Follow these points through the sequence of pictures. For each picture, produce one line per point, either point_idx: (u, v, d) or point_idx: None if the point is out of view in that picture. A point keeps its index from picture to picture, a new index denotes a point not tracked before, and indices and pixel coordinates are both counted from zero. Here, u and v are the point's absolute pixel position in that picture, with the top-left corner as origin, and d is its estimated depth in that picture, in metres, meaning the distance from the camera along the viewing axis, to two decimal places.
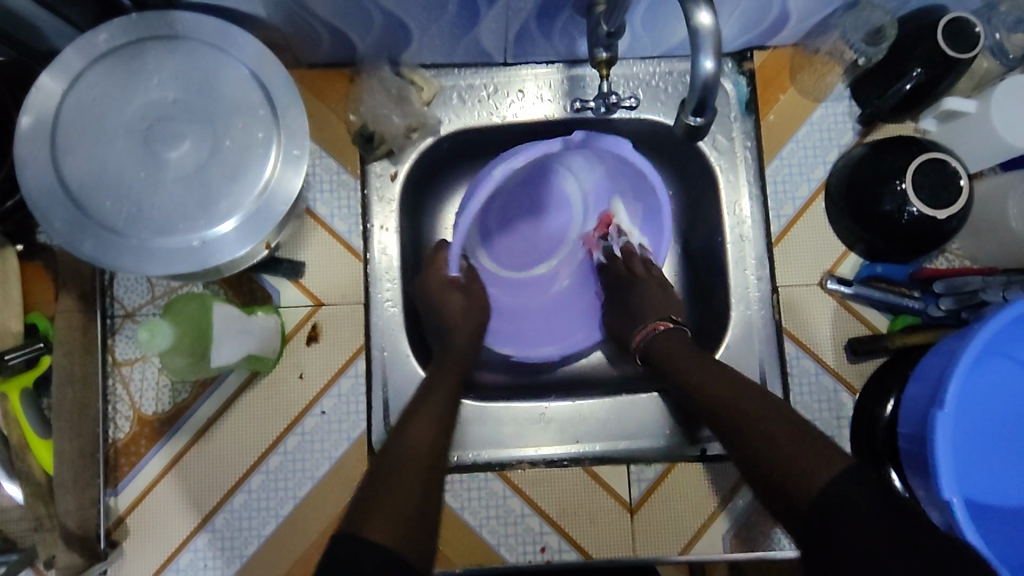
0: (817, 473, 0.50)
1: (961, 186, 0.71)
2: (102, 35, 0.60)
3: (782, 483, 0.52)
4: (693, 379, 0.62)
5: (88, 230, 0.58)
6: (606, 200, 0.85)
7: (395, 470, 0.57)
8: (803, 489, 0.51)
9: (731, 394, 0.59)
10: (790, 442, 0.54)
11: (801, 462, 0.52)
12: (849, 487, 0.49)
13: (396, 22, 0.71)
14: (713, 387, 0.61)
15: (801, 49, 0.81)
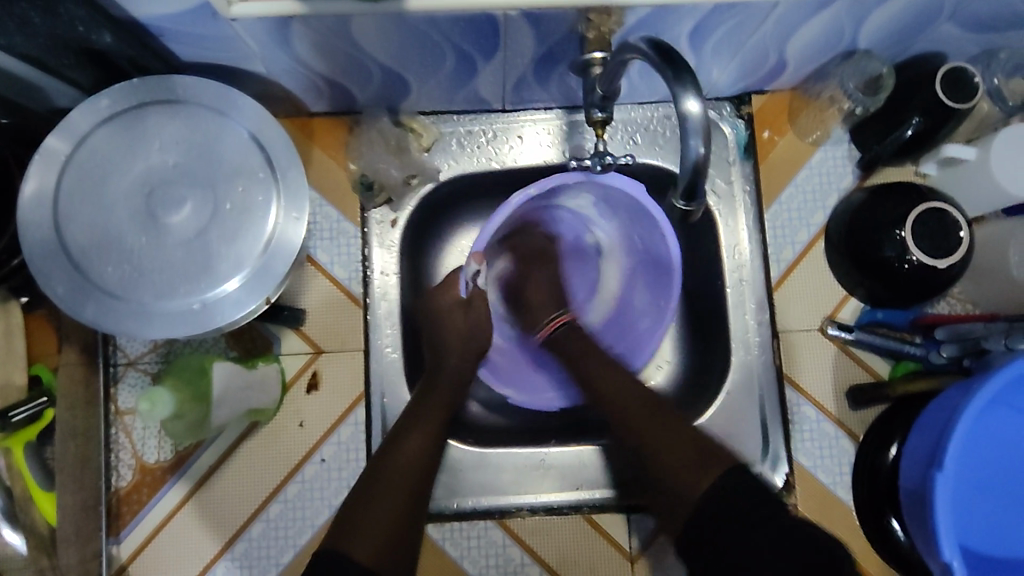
0: (693, 483, 0.58)
1: (961, 237, 0.71)
2: (104, 100, 0.61)
3: (664, 497, 0.60)
4: (600, 381, 0.69)
5: (89, 295, 0.59)
6: (616, 255, 0.85)
7: (379, 492, 0.61)
8: (681, 493, 0.58)
9: (634, 396, 0.67)
10: (681, 463, 0.60)
11: (676, 467, 0.60)
12: (720, 495, 0.56)
13: (395, 76, 0.72)
14: (609, 386, 0.68)
15: (800, 93, 0.81)
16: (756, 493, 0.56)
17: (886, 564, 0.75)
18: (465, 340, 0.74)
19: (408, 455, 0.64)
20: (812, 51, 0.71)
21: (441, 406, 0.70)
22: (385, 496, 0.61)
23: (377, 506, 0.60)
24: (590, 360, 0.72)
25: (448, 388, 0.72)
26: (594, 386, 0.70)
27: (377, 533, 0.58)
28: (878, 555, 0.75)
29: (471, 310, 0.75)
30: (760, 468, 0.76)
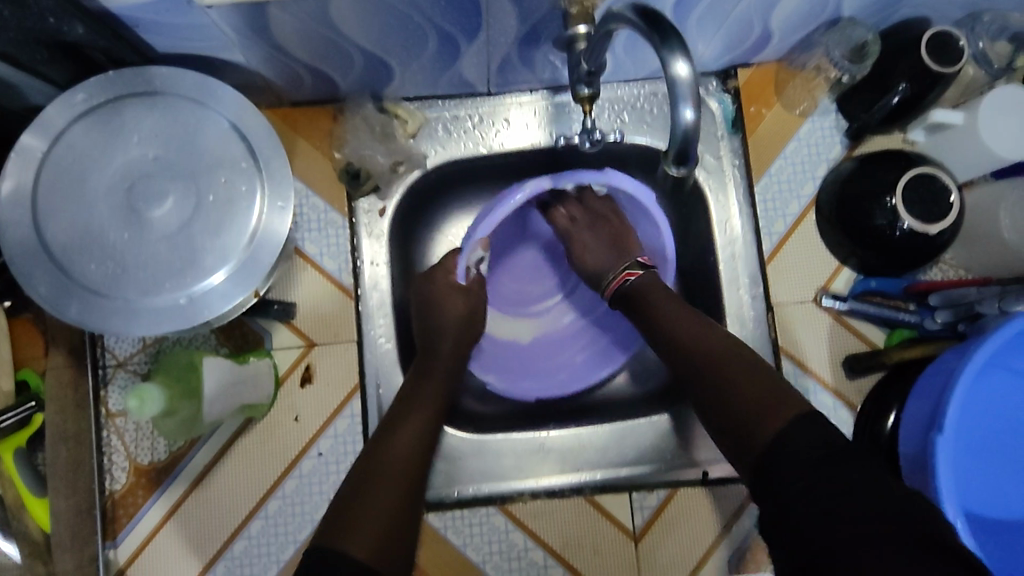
0: (765, 424, 0.55)
1: (952, 201, 0.70)
2: (79, 94, 0.59)
3: (738, 434, 0.57)
4: (665, 325, 0.67)
5: (72, 294, 0.58)
6: None
7: (374, 481, 0.60)
8: (756, 433, 0.56)
9: (717, 342, 0.63)
10: (750, 400, 0.58)
11: (759, 407, 0.57)
12: (790, 439, 0.53)
13: (377, 60, 0.71)
14: (684, 325, 0.65)
15: (785, 65, 0.80)
16: (816, 427, 0.53)
17: None
18: (464, 326, 0.75)
19: (400, 448, 0.64)
20: (797, 21, 0.70)
21: (427, 400, 0.70)
22: (379, 487, 0.60)
23: (373, 495, 0.59)
24: (667, 298, 0.69)
25: (434, 379, 0.71)
26: (665, 325, 0.67)
27: (376, 522, 0.56)
28: None
29: (469, 294, 0.76)
30: None
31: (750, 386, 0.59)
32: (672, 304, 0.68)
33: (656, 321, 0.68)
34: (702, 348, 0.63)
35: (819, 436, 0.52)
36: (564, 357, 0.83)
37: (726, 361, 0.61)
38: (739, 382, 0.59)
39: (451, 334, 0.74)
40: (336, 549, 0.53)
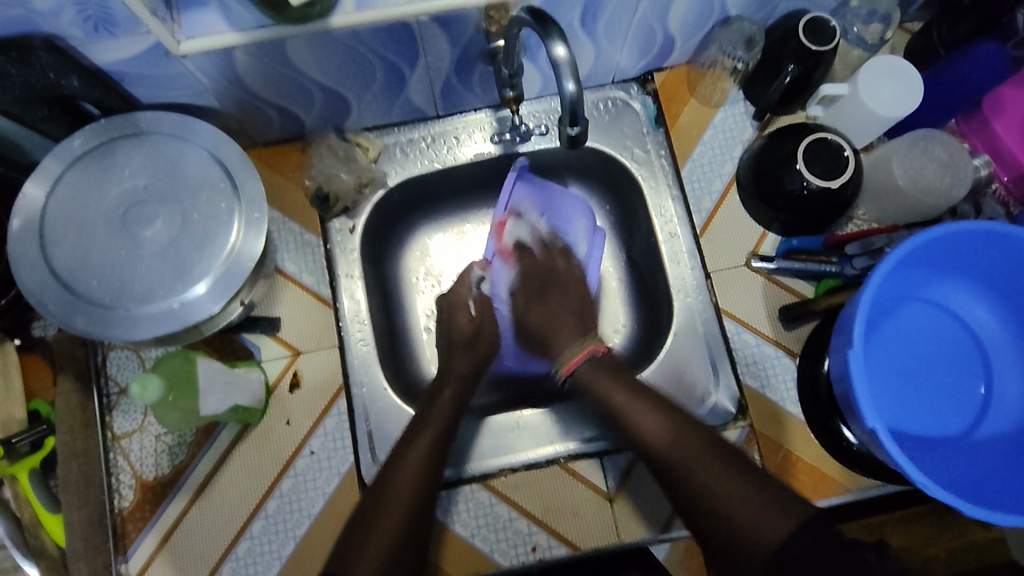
0: (762, 535, 0.57)
1: (847, 157, 0.80)
2: (76, 140, 0.69)
3: (726, 540, 0.59)
4: (629, 412, 0.70)
5: (79, 309, 0.65)
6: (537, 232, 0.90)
7: (380, 514, 0.64)
8: (756, 542, 0.57)
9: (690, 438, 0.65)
10: (730, 491, 0.60)
11: (747, 516, 0.58)
12: (799, 549, 0.55)
13: (335, 95, 0.81)
14: (651, 421, 0.68)
15: (693, 66, 0.91)
16: (810, 538, 0.55)
17: (843, 467, 0.81)
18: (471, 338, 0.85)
19: (400, 494, 0.66)
20: (691, 23, 0.81)
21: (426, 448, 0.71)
22: (388, 518, 0.64)
23: (381, 527, 0.63)
24: (640, 402, 0.70)
25: (429, 438, 0.72)
26: (642, 433, 0.68)
27: (374, 566, 0.60)
28: (834, 458, 0.81)
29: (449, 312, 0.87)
30: (715, 397, 0.83)
31: (726, 483, 0.61)
32: (655, 409, 0.69)
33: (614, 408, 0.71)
34: (670, 452, 0.65)
35: (820, 559, 0.53)
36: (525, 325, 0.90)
37: (715, 471, 0.62)
38: (700, 471, 0.62)
39: (451, 386, 0.79)
40: None
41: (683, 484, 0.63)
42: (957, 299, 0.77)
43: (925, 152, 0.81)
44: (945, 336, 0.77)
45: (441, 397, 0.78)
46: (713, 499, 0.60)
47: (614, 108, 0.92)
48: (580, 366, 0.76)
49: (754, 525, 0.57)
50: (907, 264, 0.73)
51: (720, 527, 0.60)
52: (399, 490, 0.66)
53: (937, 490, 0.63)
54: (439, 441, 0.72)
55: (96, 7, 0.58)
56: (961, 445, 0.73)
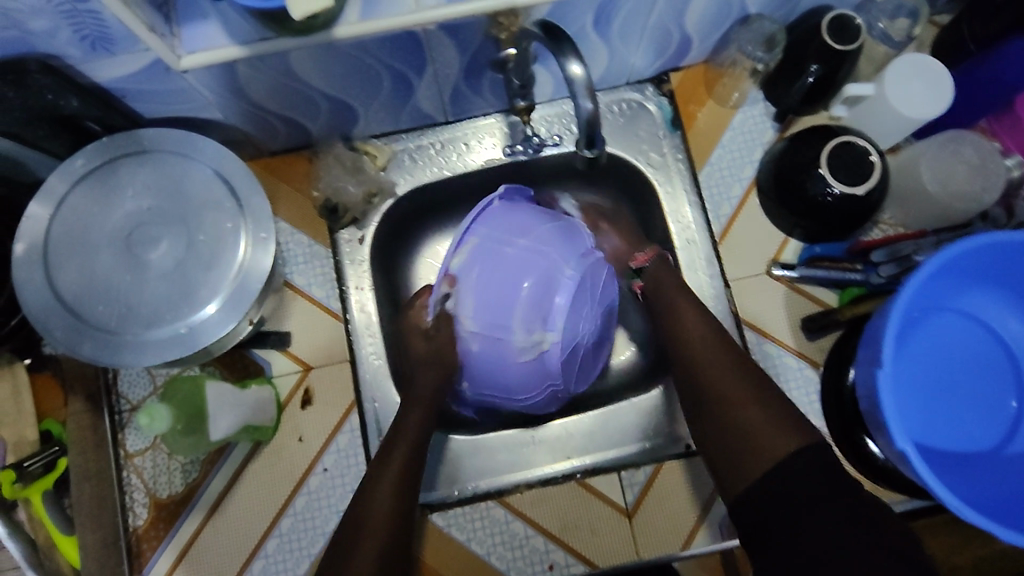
0: (776, 447, 0.60)
1: (874, 161, 0.76)
2: (79, 160, 0.67)
3: (729, 464, 0.63)
4: (674, 312, 0.75)
5: (85, 334, 0.64)
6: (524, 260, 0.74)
7: (353, 540, 0.61)
8: (762, 456, 0.61)
9: (729, 359, 0.69)
10: (755, 419, 0.64)
11: (767, 436, 0.61)
12: (802, 465, 0.58)
13: (341, 104, 0.79)
14: (698, 327, 0.73)
15: (711, 65, 0.88)
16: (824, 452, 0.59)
17: (868, 481, 0.79)
18: None
19: (379, 516, 0.63)
20: (710, 22, 0.78)
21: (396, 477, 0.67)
22: (365, 541, 0.61)
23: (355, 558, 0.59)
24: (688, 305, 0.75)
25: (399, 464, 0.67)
26: (692, 350, 0.71)
27: None
28: (859, 472, 0.79)
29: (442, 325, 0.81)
30: None
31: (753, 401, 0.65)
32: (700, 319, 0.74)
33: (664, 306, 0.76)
34: (704, 363, 0.70)
35: (826, 465, 0.57)
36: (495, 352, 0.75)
37: (744, 390, 0.66)
38: (729, 411, 0.66)
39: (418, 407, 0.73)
40: None
41: (708, 403, 0.68)
42: (989, 309, 0.74)
43: (955, 155, 0.78)
44: (976, 348, 0.74)
45: (407, 418, 0.72)
46: (727, 414, 0.65)
47: (629, 110, 0.88)
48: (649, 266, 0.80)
49: (767, 431, 0.62)
50: (939, 275, 0.70)
51: (725, 436, 0.65)
52: (376, 510, 0.63)
53: (970, 515, 0.61)
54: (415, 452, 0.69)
55: (92, 26, 0.56)
56: (991, 462, 0.71)
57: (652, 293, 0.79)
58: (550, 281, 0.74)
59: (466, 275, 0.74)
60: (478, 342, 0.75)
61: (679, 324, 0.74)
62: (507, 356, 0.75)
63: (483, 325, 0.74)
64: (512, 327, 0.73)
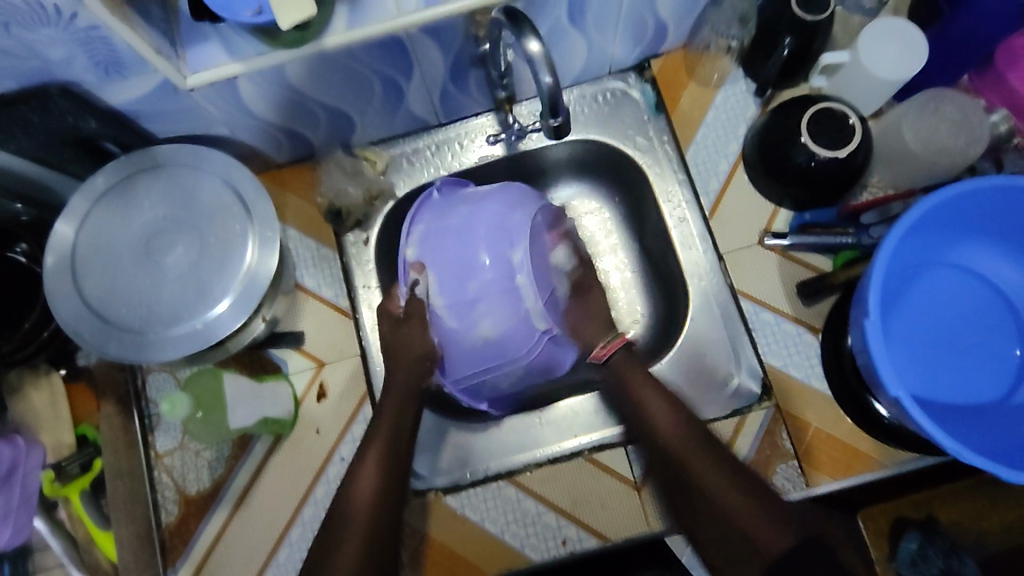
0: (772, 539, 0.61)
1: (854, 125, 0.78)
2: (100, 178, 0.73)
3: (740, 547, 0.62)
4: (631, 394, 0.76)
5: (111, 335, 0.69)
6: (490, 231, 0.81)
7: (337, 545, 0.64)
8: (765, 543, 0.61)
9: (690, 433, 0.71)
10: (740, 508, 0.64)
11: (761, 527, 0.62)
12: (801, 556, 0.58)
13: (338, 113, 0.84)
14: (659, 409, 0.74)
15: (690, 49, 0.91)
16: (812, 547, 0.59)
17: (876, 441, 0.79)
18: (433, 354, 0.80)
19: (359, 519, 0.66)
20: (683, 6, 0.81)
21: (377, 469, 0.70)
22: (347, 547, 0.64)
23: (336, 559, 0.63)
24: (652, 391, 0.75)
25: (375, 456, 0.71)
26: (658, 431, 0.73)
27: None
28: (865, 433, 0.79)
29: (408, 324, 0.80)
30: (737, 378, 0.83)
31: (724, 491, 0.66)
32: (661, 400, 0.74)
33: (632, 398, 0.76)
34: (672, 441, 0.71)
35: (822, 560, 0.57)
36: (469, 326, 0.80)
37: (728, 477, 0.67)
38: (725, 493, 0.65)
39: (394, 400, 0.76)
40: None
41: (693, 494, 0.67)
42: (981, 260, 0.74)
43: (935, 113, 0.79)
44: (974, 300, 0.74)
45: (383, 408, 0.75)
46: (711, 495, 0.66)
47: (613, 99, 0.92)
48: (615, 355, 0.78)
49: (757, 532, 0.62)
50: (926, 227, 0.71)
51: (715, 526, 0.65)
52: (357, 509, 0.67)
53: (969, 457, 0.61)
54: (397, 439, 0.73)
55: (104, 51, 0.62)
56: (1000, 411, 0.70)
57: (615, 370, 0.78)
58: (505, 236, 0.81)
59: (430, 257, 0.82)
60: (451, 318, 0.81)
61: (636, 400, 0.75)
62: (489, 313, 0.80)
63: (453, 297, 0.81)
64: (484, 284, 0.80)
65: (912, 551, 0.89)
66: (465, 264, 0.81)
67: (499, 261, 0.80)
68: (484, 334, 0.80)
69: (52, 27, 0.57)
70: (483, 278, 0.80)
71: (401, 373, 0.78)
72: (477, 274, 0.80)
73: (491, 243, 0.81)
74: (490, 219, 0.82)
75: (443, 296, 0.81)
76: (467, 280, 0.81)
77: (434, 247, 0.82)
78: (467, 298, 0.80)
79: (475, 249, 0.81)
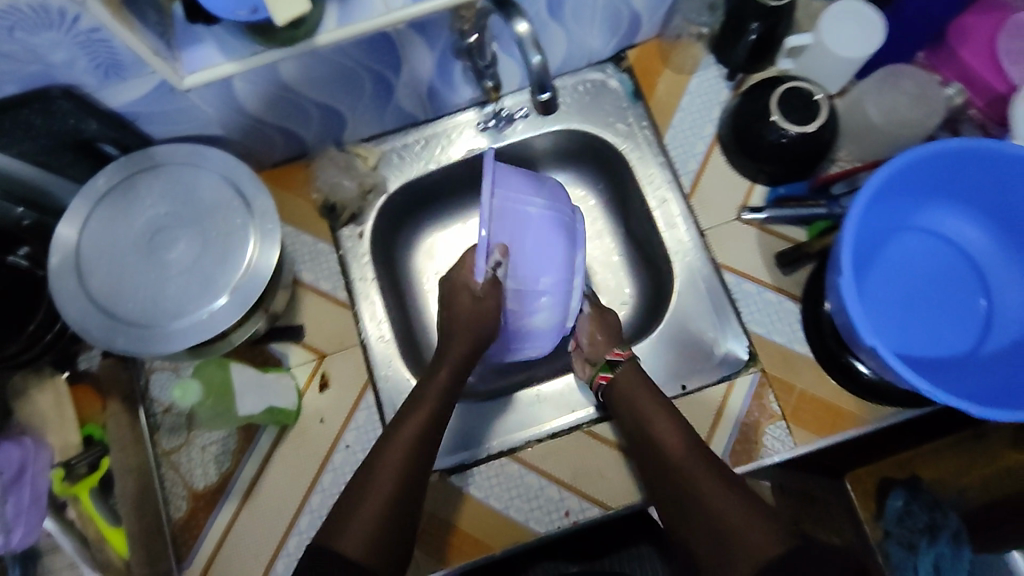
0: (765, 544, 0.57)
1: (820, 102, 0.82)
2: (100, 179, 0.75)
3: (725, 546, 0.60)
4: (624, 407, 0.77)
5: (118, 329, 0.71)
6: (561, 231, 0.81)
7: (367, 487, 0.66)
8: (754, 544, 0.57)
9: (687, 444, 0.70)
10: (734, 514, 0.60)
11: (751, 530, 0.59)
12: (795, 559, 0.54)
13: (329, 110, 0.87)
14: (658, 421, 0.73)
15: (664, 39, 0.96)
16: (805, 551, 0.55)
17: (858, 399, 0.83)
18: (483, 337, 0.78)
19: (390, 467, 0.67)
20: None
21: (420, 425, 0.72)
22: (375, 492, 0.65)
23: (365, 504, 0.64)
24: (650, 407, 0.75)
25: (415, 424, 0.71)
26: (656, 442, 0.71)
27: (367, 527, 0.62)
28: (847, 392, 0.83)
29: (482, 302, 0.76)
30: (725, 347, 0.86)
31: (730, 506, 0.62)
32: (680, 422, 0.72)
33: (632, 409, 0.76)
34: (669, 446, 0.70)
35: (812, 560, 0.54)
36: (525, 316, 0.82)
37: (723, 484, 0.64)
38: (716, 495, 0.63)
39: (450, 367, 0.77)
40: (326, 549, 0.60)
41: (684, 496, 0.66)
42: (944, 223, 0.80)
43: (894, 87, 0.84)
44: (939, 261, 0.80)
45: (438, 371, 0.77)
46: (704, 502, 0.63)
47: (593, 89, 0.96)
48: (623, 365, 0.80)
49: (749, 534, 0.58)
50: (892, 192, 0.75)
51: (703, 531, 0.62)
52: (393, 458, 0.68)
53: (945, 399, 0.64)
54: (438, 403, 0.74)
55: (105, 54, 0.64)
56: (970, 362, 0.75)
57: (617, 393, 0.78)
58: (571, 238, 0.82)
59: (510, 240, 0.77)
60: (514, 302, 0.80)
61: (636, 412, 0.75)
62: (546, 309, 0.82)
63: (523, 284, 0.79)
64: (551, 283, 0.80)
65: (898, 508, 0.95)
66: (540, 259, 0.79)
67: (567, 267, 0.82)
68: (534, 324, 0.83)
69: (55, 31, 0.60)
70: (552, 277, 0.81)
71: (462, 342, 0.78)
72: (549, 272, 0.80)
73: (563, 244, 0.81)
74: (560, 220, 0.81)
75: (515, 284, 0.79)
76: (540, 275, 0.80)
77: (514, 228, 0.77)
78: (533, 290, 0.80)
79: (549, 245, 0.80)
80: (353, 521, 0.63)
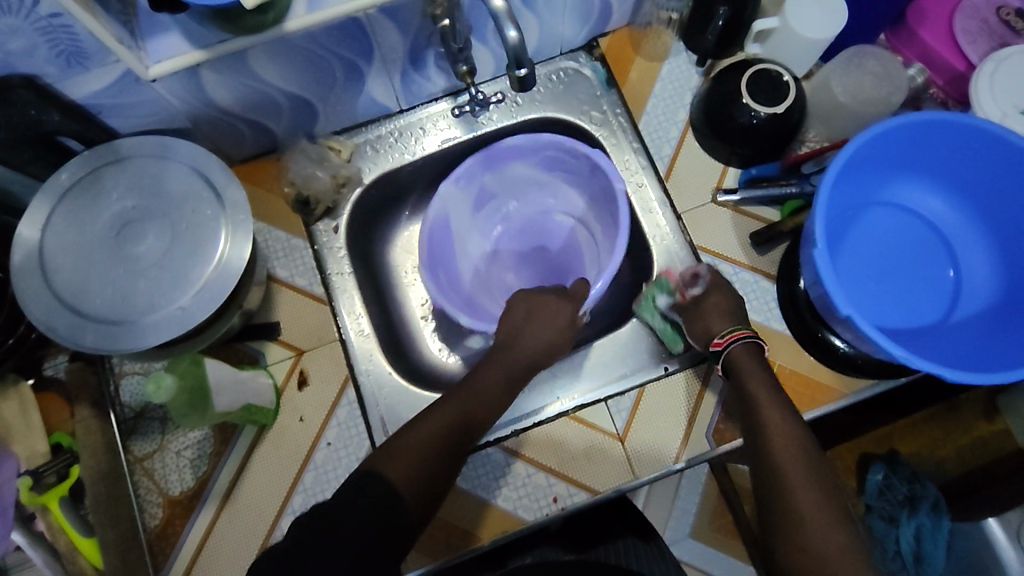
0: None
1: (788, 84, 0.84)
2: (63, 174, 0.72)
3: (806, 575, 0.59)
4: (754, 399, 0.71)
5: (86, 327, 0.68)
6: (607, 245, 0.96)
7: (430, 416, 0.70)
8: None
9: (800, 455, 0.65)
10: (832, 547, 0.59)
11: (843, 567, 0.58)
12: None
13: (300, 101, 0.85)
14: (776, 425, 0.68)
15: (634, 27, 0.97)
16: None
17: (836, 373, 0.84)
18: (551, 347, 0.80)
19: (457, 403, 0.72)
20: None
21: (504, 369, 0.76)
22: (436, 421, 0.70)
23: (429, 428, 0.69)
24: (772, 407, 0.70)
25: (501, 369, 0.76)
26: (766, 442, 0.68)
27: (418, 445, 0.67)
28: (825, 366, 0.84)
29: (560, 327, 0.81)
30: None
31: (827, 531, 0.60)
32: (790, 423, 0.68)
33: (750, 397, 0.72)
34: (777, 451, 0.66)
35: None
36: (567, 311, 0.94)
37: (824, 507, 0.61)
38: (816, 520, 0.61)
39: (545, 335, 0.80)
40: (376, 475, 0.64)
41: (778, 511, 0.63)
42: (911, 196, 0.82)
43: (859, 67, 0.86)
44: (906, 234, 0.82)
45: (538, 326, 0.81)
46: (801, 525, 0.61)
47: (566, 77, 0.97)
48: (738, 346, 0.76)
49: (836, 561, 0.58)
50: (860, 166, 0.77)
51: (793, 552, 0.61)
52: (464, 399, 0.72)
53: (919, 364, 0.66)
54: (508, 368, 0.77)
55: (67, 41, 0.62)
56: (941, 329, 0.77)
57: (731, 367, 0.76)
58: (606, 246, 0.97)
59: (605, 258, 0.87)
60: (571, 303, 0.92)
61: (754, 412, 0.71)
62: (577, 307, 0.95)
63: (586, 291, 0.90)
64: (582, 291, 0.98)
65: (879, 481, 0.99)
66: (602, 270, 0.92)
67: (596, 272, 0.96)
68: None
69: (12, 15, 0.58)
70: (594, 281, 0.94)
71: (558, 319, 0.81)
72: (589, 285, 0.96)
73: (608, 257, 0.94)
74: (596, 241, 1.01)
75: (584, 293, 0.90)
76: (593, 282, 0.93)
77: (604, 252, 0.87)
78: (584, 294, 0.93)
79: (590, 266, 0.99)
80: (410, 441, 0.68)
